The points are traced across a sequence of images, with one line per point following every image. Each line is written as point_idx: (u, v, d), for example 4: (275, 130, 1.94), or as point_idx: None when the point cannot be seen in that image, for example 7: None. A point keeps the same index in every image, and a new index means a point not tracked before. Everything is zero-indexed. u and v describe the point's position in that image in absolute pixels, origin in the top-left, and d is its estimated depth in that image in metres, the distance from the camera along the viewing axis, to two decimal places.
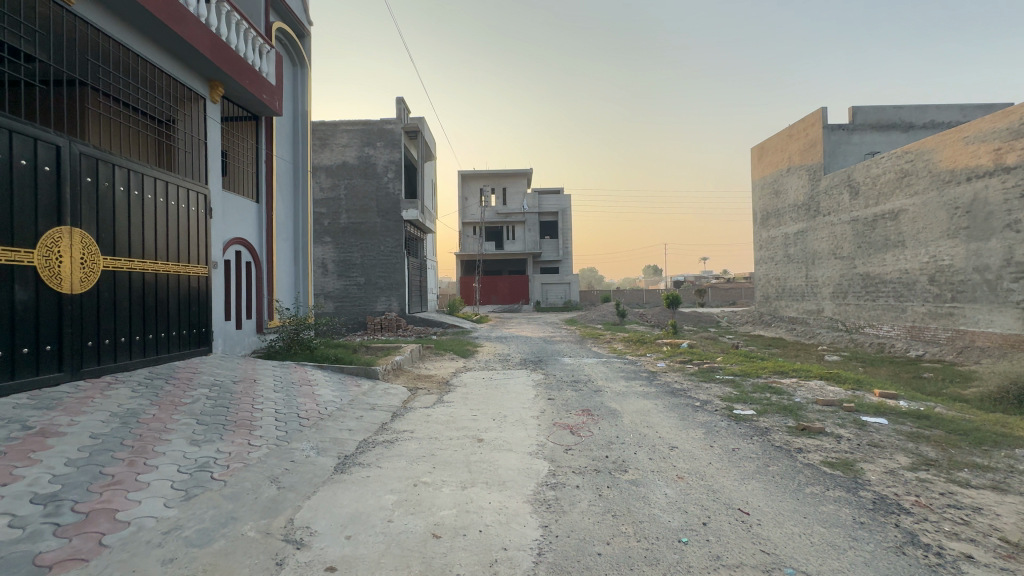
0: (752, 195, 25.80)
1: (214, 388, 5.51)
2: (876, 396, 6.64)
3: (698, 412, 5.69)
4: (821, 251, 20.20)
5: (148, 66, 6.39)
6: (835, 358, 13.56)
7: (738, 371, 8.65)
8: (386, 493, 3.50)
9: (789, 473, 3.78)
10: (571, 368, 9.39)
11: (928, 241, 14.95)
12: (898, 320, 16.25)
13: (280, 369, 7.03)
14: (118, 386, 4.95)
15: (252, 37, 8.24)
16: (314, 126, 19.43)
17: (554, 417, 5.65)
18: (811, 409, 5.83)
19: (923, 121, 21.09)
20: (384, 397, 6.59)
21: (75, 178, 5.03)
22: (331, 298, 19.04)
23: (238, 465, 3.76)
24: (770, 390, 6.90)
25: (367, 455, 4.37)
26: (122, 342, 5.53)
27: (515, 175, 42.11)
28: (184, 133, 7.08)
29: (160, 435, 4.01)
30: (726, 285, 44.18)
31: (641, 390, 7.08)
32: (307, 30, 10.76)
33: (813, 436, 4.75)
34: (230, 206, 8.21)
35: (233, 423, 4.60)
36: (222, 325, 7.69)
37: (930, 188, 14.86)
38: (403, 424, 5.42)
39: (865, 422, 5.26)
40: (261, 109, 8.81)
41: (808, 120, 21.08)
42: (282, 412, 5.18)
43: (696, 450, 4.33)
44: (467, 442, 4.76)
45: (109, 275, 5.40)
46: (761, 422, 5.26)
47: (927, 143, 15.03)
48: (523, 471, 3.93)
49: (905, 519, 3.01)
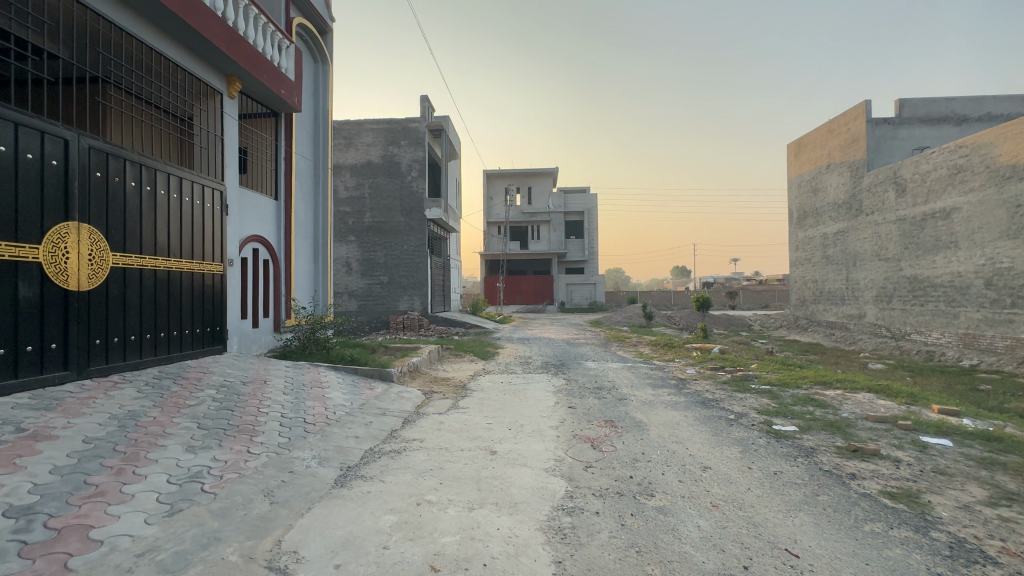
0: (788, 194, 24.68)
1: (222, 389, 5.35)
2: (934, 412, 5.98)
3: (733, 427, 5.19)
4: (863, 252, 19.08)
5: (164, 61, 6.31)
6: (879, 366, 12.68)
7: (776, 380, 8.05)
8: (384, 514, 3.19)
9: (843, 506, 3.27)
10: (595, 373, 8.95)
11: (985, 242, 13.83)
12: (949, 326, 15.11)
13: (293, 369, 6.85)
14: (124, 386, 4.82)
15: (271, 32, 8.13)
16: (339, 126, 19.48)
17: (574, 428, 5.25)
18: (860, 427, 5.25)
19: (978, 113, 19.68)
20: (396, 401, 6.32)
21: (84, 172, 4.93)
22: (354, 297, 19.08)
23: (232, 476, 3.52)
24: (813, 403, 6.31)
25: (371, 467, 4.07)
26: (131, 340, 5.43)
27: (541, 174, 41.72)
28: (201, 129, 6.99)
29: (156, 441, 3.81)
30: (759, 287, 42.57)
31: (669, 400, 6.59)
32: (330, 27, 10.69)
33: (868, 460, 4.20)
34: (247, 202, 8.12)
35: (234, 428, 4.39)
36: (238, 323, 7.60)
37: (987, 185, 13.75)
38: (413, 432, 5.12)
39: (926, 443, 4.67)
40: (279, 105, 8.70)
41: (850, 115, 19.96)
42: (288, 417, 4.95)
43: (732, 472, 3.85)
44: (479, 454, 4.41)
45: (118, 272, 5.29)
46: (805, 441, 4.73)
47: (984, 135, 13.91)
48: (538, 491, 3.56)
49: (994, 572, 2.51)
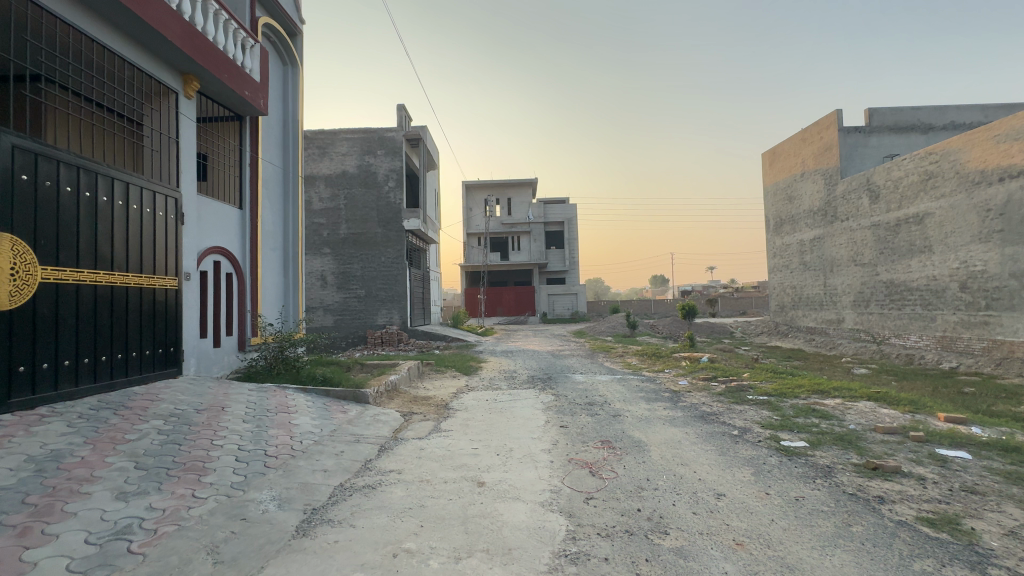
0: (764, 202, 24.96)
1: (171, 419, 4.71)
2: (941, 421, 5.71)
3: (740, 445, 4.80)
4: (839, 257, 19.27)
5: (109, 56, 5.71)
6: (864, 371, 12.58)
7: (771, 390, 7.73)
8: (353, 571, 2.65)
9: (882, 539, 2.88)
10: (584, 388, 8.50)
11: (958, 246, 14.00)
12: (926, 330, 15.22)
13: (256, 393, 6.20)
14: (51, 420, 4.16)
15: (233, 30, 7.60)
16: (313, 135, 18.84)
17: (569, 451, 4.77)
18: (872, 440, 4.92)
19: (943, 122, 20.27)
20: (372, 426, 5.73)
21: (6, 175, 4.29)
22: (330, 312, 18.33)
23: (170, 529, 2.94)
24: (815, 414, 5.99)
25: (339, 508, 3.51)
26: (65, 367, 4.76)
27: (520, 185, 41.58)
28: (152, 130, 6.36)
29: (79, 488, 3.19)
30: (737, 294, 43.11)
31: (666, 415, 6.19)
32: (299, 28, 10.21)
33: (892, 479, 3.84)
34: (208, 211, 7.48)
35: (180, 467, 3.78)
36: (196, 343, 6.93)
37: (958, 190, 13.96)
38: (391, 462, 4.57)
39: (945, 457, 4.37)
40: (243, 107, 8.12)
41: (822, 124, 20.31)
42: (246, 450, 4.36)
43: (750, 500, 3.45)
44: (465, 487, 3.90)
45: (47, 290, 4.63)
46: (818, 458, 4.36)
47: (953, 142, 14.17)
48: (534, 533, 3.08)
49: None
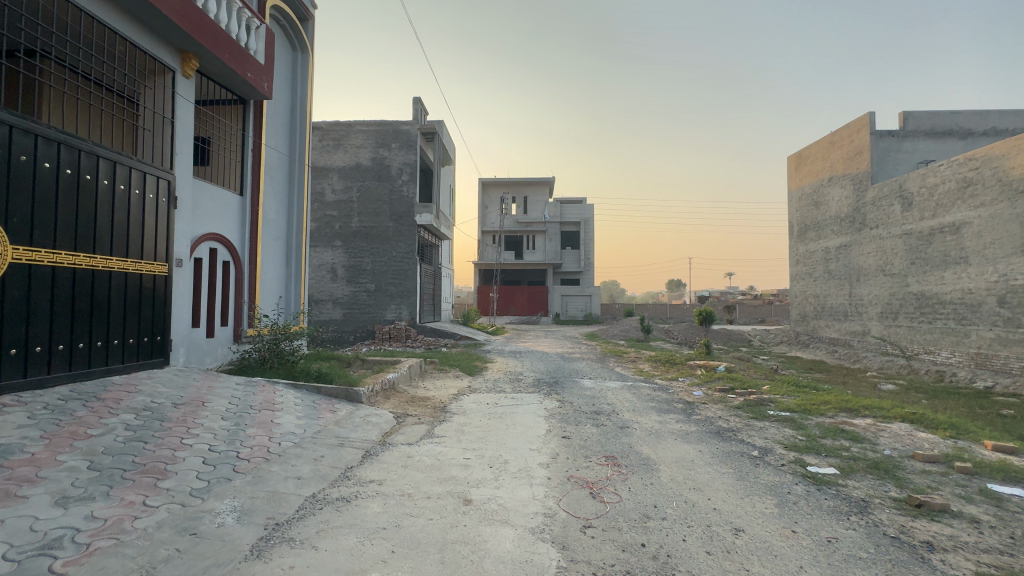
0: (789, 207, 24.08)
1: (143, 414, 4.40)
2: (988, 450, 5.13)
3: (760, 468, 4.31)
4: (867, 266, 18.39)
5: (101, 29, 5.44)
6: (891, 387, 11.86)
7: (795, 405, 7.17)
8: None
9: None
10: (592, 394, 8.04)
11: (997, 258, 13.12)
12: (959, 345, 14.34)
13: (243, 388, 5.89)
14: (12, 410, 3.87)
15: (238, 9, 7.32)
16: (328, 126, 18.66)
17: (568, 467, 4.33)
18: (911, 469, 4.38)
19: (984, 127, 19.21)
20: (361, 429, 5.37)
21: None
22: (339, 305, 18.15)
23: (107, 544, 2.60)
24: (844, 435, 5.44)
25: (305, 525, 3.13)
26: (37, 353, 4.49)
27: (536, 184, 41.12)
28: (146, 109, 6.09)
29: (16, 491, 2.86)
30: (756, 302, 41.92)
31: (678, 429, 5.71)
32: (310, 14, 9.97)
33: (940, 521, 3.31)
34: (206, 196, 7.23)
35: (138, 469, 3.45)
36: (188, 332, 6.69)
37: (999, 199, 13.08)
38: (373, 470, 4.19)
39: (1000, 495, 3.81)
40: (247, 90, 7.86)
41: (853, 126, 19.42)
42: (217, 450, 4.03)
43: (772, 539, 2.98)
44: (450, 505, 3.50)
45: (18, 272, 4.34)
46: (851, 489, 3.85)
47: (995, 148, 13.29)
48: (519, 568, 2.65)
49: None
